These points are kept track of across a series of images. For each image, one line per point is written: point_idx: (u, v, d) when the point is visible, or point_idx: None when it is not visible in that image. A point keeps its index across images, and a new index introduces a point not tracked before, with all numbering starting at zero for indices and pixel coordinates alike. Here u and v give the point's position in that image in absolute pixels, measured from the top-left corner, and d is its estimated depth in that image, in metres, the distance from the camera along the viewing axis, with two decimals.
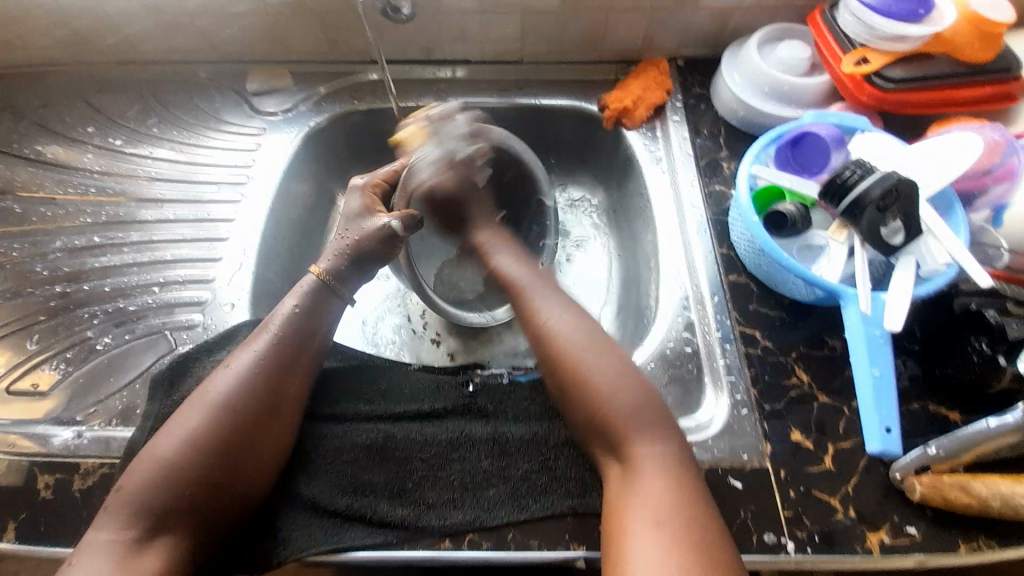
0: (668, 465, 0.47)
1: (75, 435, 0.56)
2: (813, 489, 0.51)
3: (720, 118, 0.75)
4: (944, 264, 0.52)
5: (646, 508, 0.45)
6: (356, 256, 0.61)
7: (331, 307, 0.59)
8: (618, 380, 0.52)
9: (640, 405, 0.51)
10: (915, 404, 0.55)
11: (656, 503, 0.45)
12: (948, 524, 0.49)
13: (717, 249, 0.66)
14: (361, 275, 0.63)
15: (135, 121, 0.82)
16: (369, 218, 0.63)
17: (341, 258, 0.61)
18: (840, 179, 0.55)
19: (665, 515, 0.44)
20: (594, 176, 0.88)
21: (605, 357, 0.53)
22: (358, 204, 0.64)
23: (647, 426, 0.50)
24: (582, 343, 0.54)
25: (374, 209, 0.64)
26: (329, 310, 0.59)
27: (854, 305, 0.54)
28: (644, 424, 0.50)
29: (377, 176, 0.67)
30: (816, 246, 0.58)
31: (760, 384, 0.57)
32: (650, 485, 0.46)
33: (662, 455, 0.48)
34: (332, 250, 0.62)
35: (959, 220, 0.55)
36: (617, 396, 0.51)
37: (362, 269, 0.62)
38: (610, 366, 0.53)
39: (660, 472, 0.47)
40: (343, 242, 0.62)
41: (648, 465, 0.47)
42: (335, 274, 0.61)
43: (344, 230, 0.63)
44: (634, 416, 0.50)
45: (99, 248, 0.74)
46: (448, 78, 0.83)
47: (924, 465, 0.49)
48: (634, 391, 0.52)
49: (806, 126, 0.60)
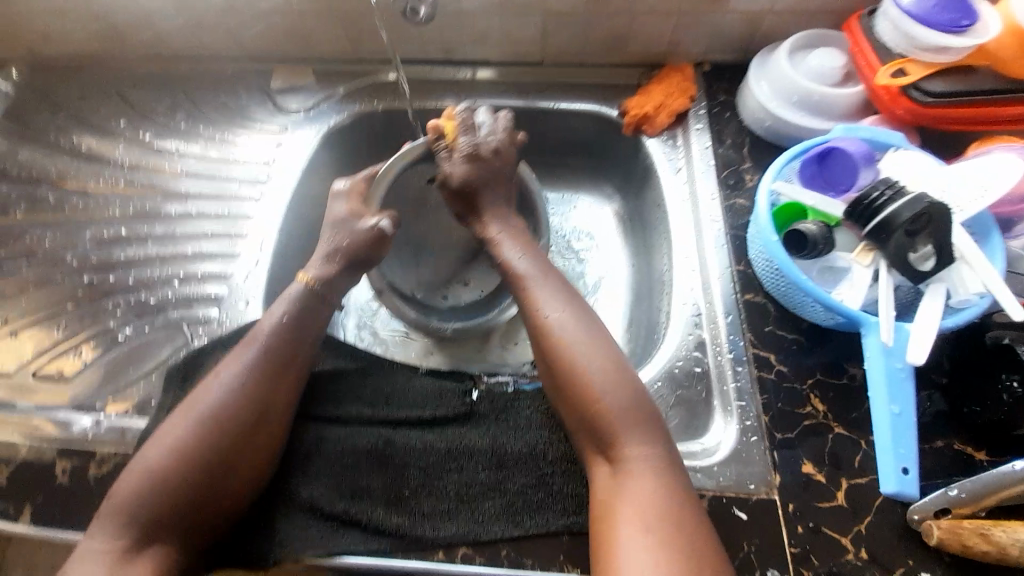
0: (657, 466, 0.47)
1: (94, 422, 0.58)
2: (822, 525, 0.49)
3: (746, 127, 0.73)
4: (978, 294, 0.49)
5: (636, 515, 0.44)
6: (350, 261, 0.62)
7: (320, 313, 0.59)
8: (614, 376, 0.51)
9: (627, 403, 0.50)
10: (939, 442, 0.51)
11: (644, 509, 0.44)
12: (968, 573, 0.47)
13: (735, 266, 0.64)
14: (350, 280, 0.63)
15: (163, 115, 0.85)
16: (354, 222, 0.64)
17: (331, 266, 0.61)
18: (868, 200, 0.52)
19: (652, 520, 0.43)
20: (613, 182, 0.86)
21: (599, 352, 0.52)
22: (341, 211, 0.64)
23: (637, 425, 0.49)
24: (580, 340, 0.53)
25: (359, 216, 0.64)
26: (319, 318, 0.58)
27: (875, 334, 0.51)
28: (635, 423, 0.49)
29: (355, 180, 0.66)
30: (839, 269, 0.54)
31: (773, 411, 0.54)
32: (638, 489, 0.46)
33: (650, 456, 0.48)
34: (319, 260, 0.62)
35: (996, 249, 0.51)
36: (606, 393, 0.50)
37: (355, 270, 0.63)
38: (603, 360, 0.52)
39: (648, 474, 0.47)
40: (333, 252, 0.62)
41: (637, 466, 0.47)
42: (323, 281, 0.60)
43: (329, 237, 0.63)
44: (622, 414, 0.49)
45: (126, 240, 0.77)
46: (468, 79, 0.83)
47: (945, 508, 0.47)
48: (626, 389, 0.50)
49: (833, 141, 0.57)
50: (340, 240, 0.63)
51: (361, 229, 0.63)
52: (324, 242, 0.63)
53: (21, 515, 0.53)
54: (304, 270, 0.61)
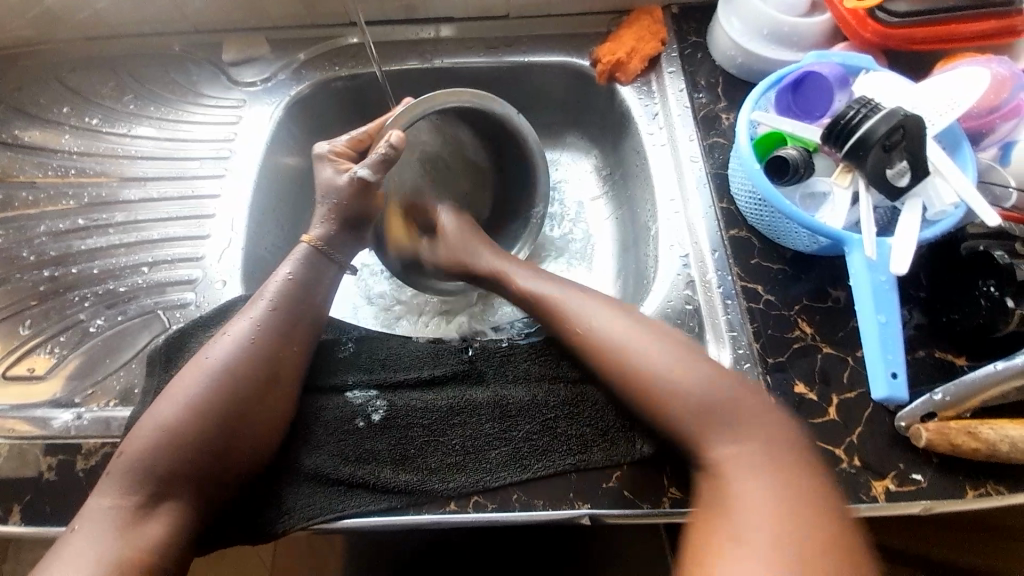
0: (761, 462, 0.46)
1: (75, 416, 0.56)
2: (817, 440, 0.51)
3: (717, 67, 0.72)
4: (951, 205, 0.51)
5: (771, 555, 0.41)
6: (341, 217, 0.61)
7: (326, 271, 0.59)
8: (727, 433, 0.48)
9: (746, 456, 0.47)
10: (920, 351, 0.54)
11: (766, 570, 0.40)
12: (956, 472, 0.49)
13: (717, 204, 0.64)
14: (351, 239, 0.62)
15: (110, 98, 0.79)
16: (338, 178, 0.62)
17: (328, 224, 0.61)
18: (844, 120, 0.52)
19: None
20: (589, 137, 0.85)
21: (709, 402, 0.49)
22: (324, 173, 0.63)
23: (758, 480, 0.45)
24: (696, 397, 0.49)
25: (341, 170, 0.62)
26: (326, 278, 0.59)
27: (859, 250, 0.52)
28: (757, 480, 0.45)
29: (340, 144, 0.64)
30: (818, 194, 0.55)
31: (763, 338, 0.56)
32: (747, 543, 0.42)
33: (772, 507, 0.44)
34: (319, 219, 0.61)
35: (967, 158, 0.53)
36: (723, 450, 0.47)
37: (353, 230, 0.62)
38: (706, 409, 0.49)
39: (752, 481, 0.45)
40: (328, 211, 0.61)
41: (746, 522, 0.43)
42: (326, 240, 0.60)
43: (321, 198, 0.62)
44: (738, 465, 0.46)
45: (85, 230, 0.73)
46: (433, 38, 0.80)
47: (930, 412, 0.49)
48: (749, 445, 0.47)
49: (807, 67, 0.58)
50: (328, 198, 0.61)
51: (342, 185, 0.61)
52: (318, 203, 0.62)
53: (8, 516, 0.51)
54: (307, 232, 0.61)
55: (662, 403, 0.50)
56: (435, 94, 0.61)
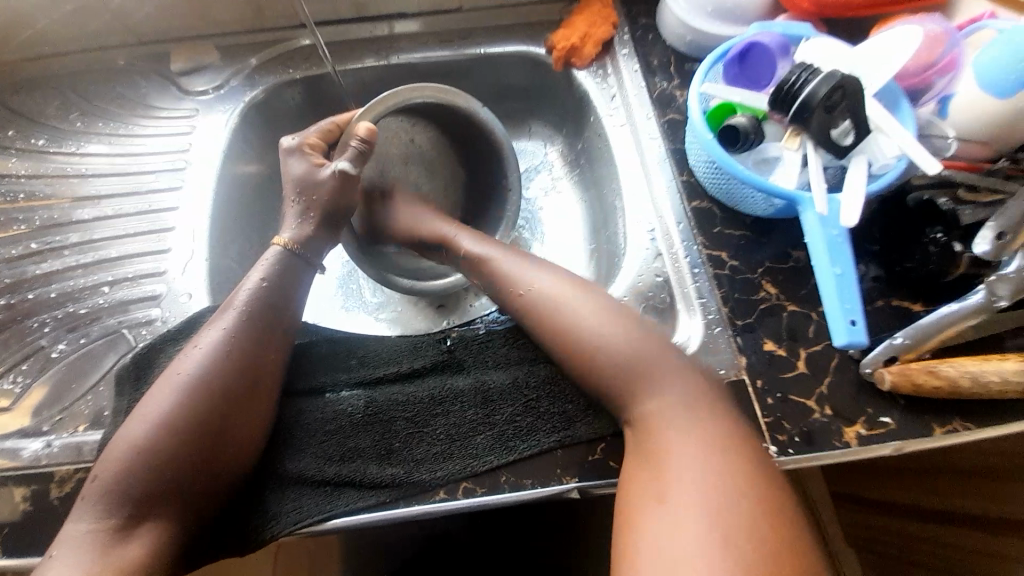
0: (687, 420, 0.47)
1: (45, 445, 0.54)
2: (789, 394, 0.53)
3: (669, 46, 0.74)
4: (894, 158, 0.54)
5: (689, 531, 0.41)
6: (322, 216, 0.60)
7: (299, 274, 0.58)
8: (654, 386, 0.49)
9: (674, 414, 0.48)
10: (878, 302, 0.56)
11: (699, 519, 0.41)
12: (921, 411, 0.52)
13: (679, 177, 0.65)
14: (329, 238, 0.61)
15: (56, 118, 0.77)
16: (318, 173, 0.61)
17: (304, 224, 0.60)
18: (787, 85, 0.54)
19: (697, 529, 0.41)
20: (551, 124, 0.85)
21: (643, 362, 0.50)
22: (300, 166, 0.62)
23: (689, 433, 0.46)
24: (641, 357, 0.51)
25: (319, 165, 0.62)
26: (298, 278, 0.58)
27: (811, 208, 0.54)
28: (683, 434, 0.46)
29: (312, 135, 0.64)
30: (771, 159, 0.58)
31: (731, 302, 0.57)
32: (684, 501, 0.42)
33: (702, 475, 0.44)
34: (294, 220, 0.60)
35: (906, 113, 0.56)
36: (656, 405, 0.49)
37: (330, 230, 0.61)
38: (628, 357, 0.51)
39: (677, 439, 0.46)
40: (304, 209, 0.60)
41: (679, 475, 0.44)
42: (300, 242, 0.59)
43: (296, 195, 0.61)
44: (667, 416, 0.48)
45: (38, 254, 0.70)
46: (387, 36, 0.79)
47: (892, 356, 0.52)
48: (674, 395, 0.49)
49: (751, 39, 0.60)
50: (307, 195, 0.60)
51: (324, 179, 0.60)
52: (293, 200, 0.61)
53: None
54: (279, 235, 0.60)
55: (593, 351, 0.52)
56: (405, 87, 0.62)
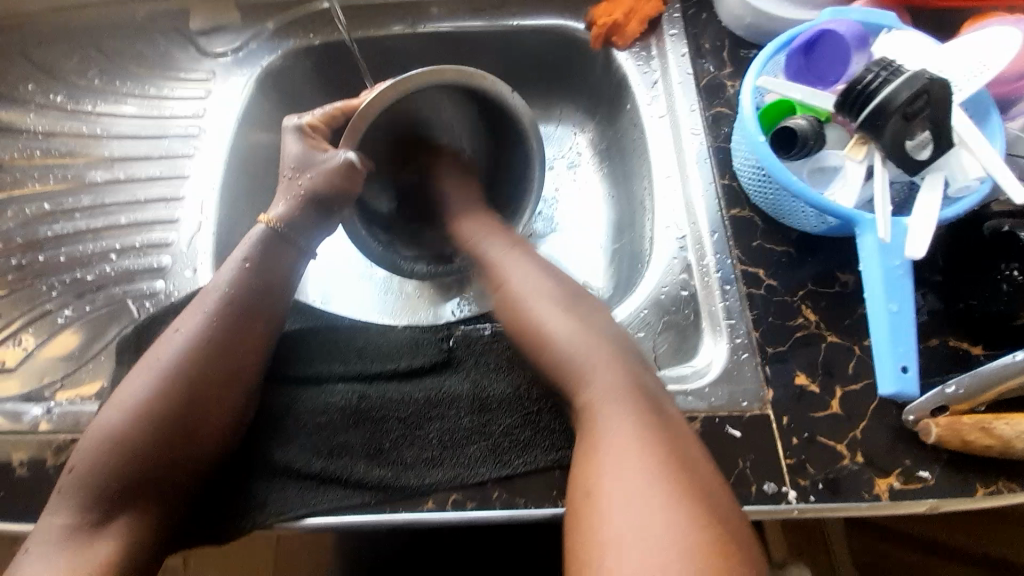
0: (632, 416, 0.45)
1: (45, 411, 0.53)
2: (817, 435, 0.48)
3: (723, 28, 0.66)
4: (977, 179, 0.46)
5: (631, 519, 0.39)
6: (312, 198, 0.56)
7: (284, 255, 0.54)
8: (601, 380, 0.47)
9: (618, 400, 0.46)
10: (934, 340, 0.49)
11: (650, 509, 0.39)
12: (966, 468, 0.46)
13: (719, 180, 0.59)
14: (318, 224, 0.57)
15: (75, 74, 0.74)
16: (318, 156, 0.58)
17: (292, 203, 0.56)
18: (861, 84, 0.47)
19: (650, 509, 0.39)
20: (584, 107, 0.79)
21: (583, 358, 0.48)
22: (297, 146, 0.58)
23: (613, 400, 0.46)
24: (586, 350, 0.49)
25: (319, 148, 0.58)
26: (286, 260, 0.54)
27: (871, 232, 0.48)
28: (623, 424, 0.44)
29: (313, 116, 0.60)
30: (829, 168, 0.51)
31: (763, 326, 0.52)
32: (622, 493, 0.40)
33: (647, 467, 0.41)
34: (281, 197, 0.57)
35: (997, 128, 0.48)
36: (597, 399, 0.46)
37: (322, 213, 0.57)
38: (578, 350, 0.49)
39: (626, 426, 0.44)
40: (293, 188, 0.56)
41: (627, 462, 0.42)
42: (285, 220, 0.55)
43: (289, 173, 0.57)
44: (609, 405, 0.46)
45: (52, 215, 0.69)
46: (414, 2, 0.74)
47: (941, 406, 0.45)
48: (620, 385, 0.47)
49: (823, 26, 0.53)
50: (300, 175, 0.57)
51: (325, 163, 0.57)
52: (284, 177, 0.57)
53: None
54: (266, 212, 0.56)
55: (551, 348, 0.50)
56: (421, 73, 0.56)
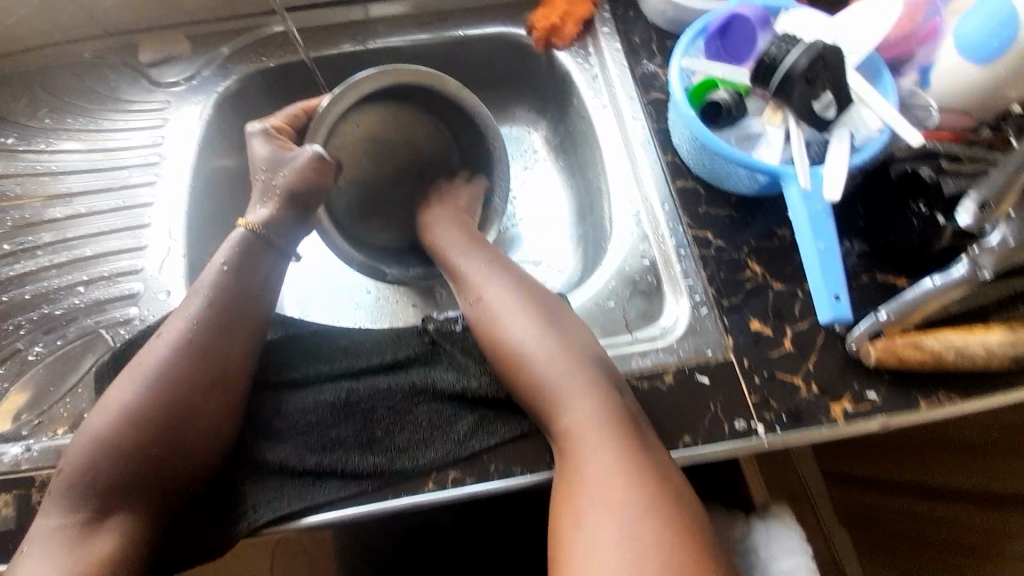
0: (601, 429, 0.48)
1: (24, 448, 0.52)
2: (776, 372, 0.52)
3: (651, 23, 0.72)
4: (876, 130, 0.53)
5: (605, 534, 0.43)
6: (289, 197, 0.58)
7: (265, 257, 0.55)
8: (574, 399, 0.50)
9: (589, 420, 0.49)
10: (864, 277, 0.56)
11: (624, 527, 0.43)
12: (908, 385, 0.52)
13: (663, 157, 0.64)
14: (297, 221, 0.59)
15: (23, 115, 0.74)
16: (285, 154, 0.59)
17: (271, 207, 0.57)
18: (767, 56, 0.53)
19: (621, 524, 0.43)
20: (535, 108, 0.84)
21: (552, 374, 0.51)
22: (264, 148, 0.60)
23: (591, 419, 0.49)
24: (548, 370, 0.51)
25: (287, 147, 0.60)
26: (264, 261, 0.55)
27: (795, 183, 0.54)
28: (596, 443, 0.47)
29: (277, 119, 0.63)
30: (754, 135, 0.57)
31: (717, 282, 0.57)
32: (598, 515, 0.44)
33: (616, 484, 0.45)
34: (260, 203, 0.58)
35: (888, 84, 0.55)
36: (570, 418, 0.49)
37: (299, 212, 0.59)
38: (549, 366, 0.51)
39: (596, 444, 0.47)
40: (269, 191, 0.58)
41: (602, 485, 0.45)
42: (264, 223, 0.56)
43: (263, 176, 0.59)
44: (583, 430, 0.48)
45: (11, 256, 0.68)
46: (361, 19, 0.77)
47: (878, 331, 0.51)
48: (591, 401, 0.49)
49: (733, 11, 0.59)
50: (274, 175, 0.59)
51: (297, 161, 0.58)
52: (259, 180, 0.59)
53: None
54: (245, 216, 0.58)
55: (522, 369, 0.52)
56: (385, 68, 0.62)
